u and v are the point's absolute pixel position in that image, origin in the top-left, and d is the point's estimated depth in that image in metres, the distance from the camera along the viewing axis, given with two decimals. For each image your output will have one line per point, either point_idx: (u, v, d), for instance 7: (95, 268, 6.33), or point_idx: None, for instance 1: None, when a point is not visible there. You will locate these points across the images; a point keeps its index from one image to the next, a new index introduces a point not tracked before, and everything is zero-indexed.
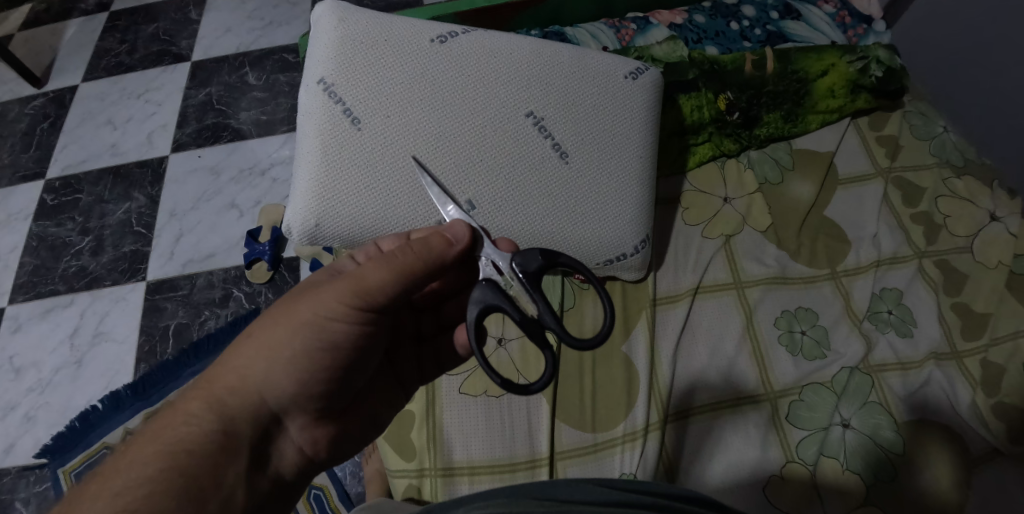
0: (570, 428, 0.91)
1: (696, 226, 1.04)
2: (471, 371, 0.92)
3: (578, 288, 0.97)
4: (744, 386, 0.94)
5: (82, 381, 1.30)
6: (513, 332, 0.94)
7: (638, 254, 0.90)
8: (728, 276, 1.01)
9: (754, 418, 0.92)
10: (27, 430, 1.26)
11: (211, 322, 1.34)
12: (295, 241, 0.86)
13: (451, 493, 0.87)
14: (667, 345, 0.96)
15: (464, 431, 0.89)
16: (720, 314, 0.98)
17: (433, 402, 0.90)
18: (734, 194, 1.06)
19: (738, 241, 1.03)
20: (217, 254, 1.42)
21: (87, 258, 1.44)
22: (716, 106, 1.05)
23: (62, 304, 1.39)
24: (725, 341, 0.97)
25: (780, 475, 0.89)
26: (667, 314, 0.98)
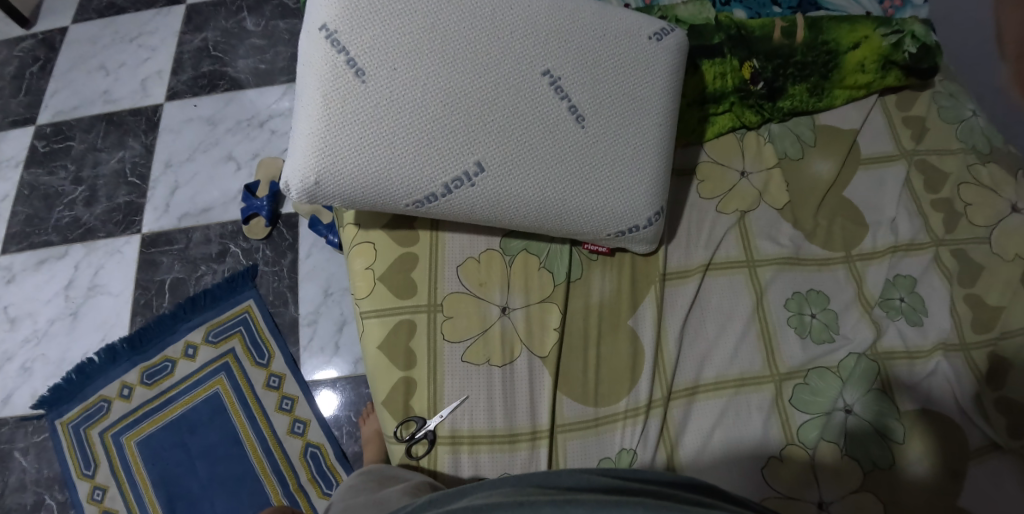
0: (572, 401, 0.88)
1: (711, 200, 1.00)
2: (474, 340, 0.87)
3: (586, 259, 0.93)
4: (750, 368, 0.92)
5: (78, 334, 1.31)
6: (519, 300, 0.89)
7: (651, 227, 0.88)
8: (740, 254, 0.98)
9: (756, 401, 0.91)
10: (24, 382, 1.28)
11: (208, 277, 1.35)
12: (294, 199, 0.82)
13: (455, 463, 0.85)
14: (674, 320, 0.93)
15: (467, 403, 0.86)
16: (732, 292, 0.95)
17: (433, 369, 0.87)
18: (752, 168, 1.03)
19: (753, 218, 1.00)
20: (214, 208, 1.42)
21: (81, 208, 1.42)
22: (740, 74, 1.02)
23: (56, 255, 1.38)
24: (734, 321, 0.94)
25: (779, 456, 0.88)
26: (676, 289, 0.95)
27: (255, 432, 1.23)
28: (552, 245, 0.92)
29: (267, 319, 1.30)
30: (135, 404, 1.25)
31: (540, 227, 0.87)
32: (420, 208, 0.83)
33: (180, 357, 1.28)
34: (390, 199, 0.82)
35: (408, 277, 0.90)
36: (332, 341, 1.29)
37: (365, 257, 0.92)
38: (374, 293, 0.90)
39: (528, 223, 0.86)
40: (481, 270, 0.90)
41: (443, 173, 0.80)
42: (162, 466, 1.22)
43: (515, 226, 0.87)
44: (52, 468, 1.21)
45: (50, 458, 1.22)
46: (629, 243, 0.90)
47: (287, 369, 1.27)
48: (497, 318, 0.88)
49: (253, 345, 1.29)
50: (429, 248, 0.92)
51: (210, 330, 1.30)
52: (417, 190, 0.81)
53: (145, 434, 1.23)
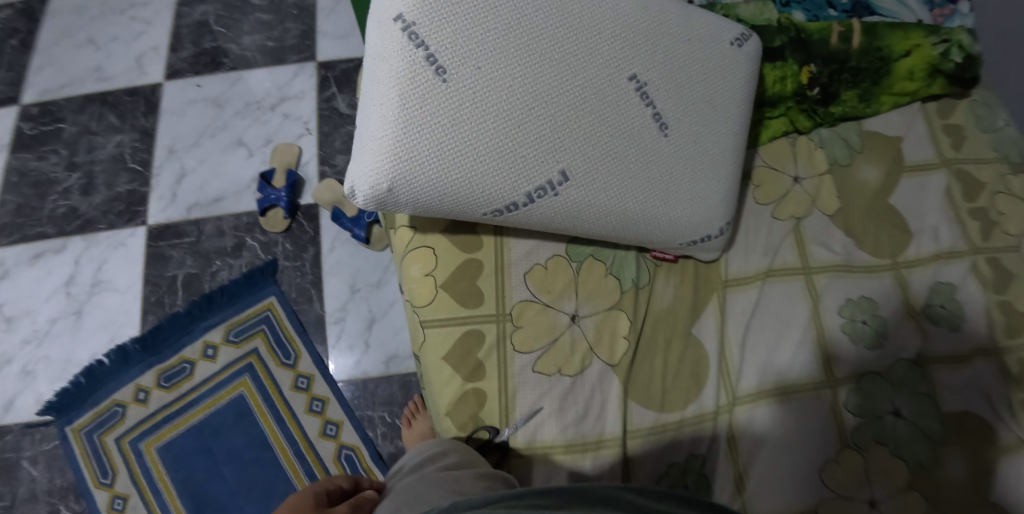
0: (639, 407, 0.88)
1: (767, 206, 1.00)
2: (545, 349, 0.85)
3: (652, 265, 0.91)
4: (806, 374, 0.90)
5: (82, 333, 1.34)
6: (588, 308, 0.87)
7: (721, 237, 0.87)
8: (796, 261, 0.96)
9: (813, 407, 0.88)
10: (27, 385, 1.31)
11: (223, 273, 1.35)
12: (357, 204, 0.77)
13: (530, 474, 0.84)
14: (736, 327, 0.93)
15: (539, 414, 0.84)
16: (788, 299, 0.94)
17: (504, 382, 0.85)
18: (805, 173, 1.02)
19: (808, 224, 0.99)
20: (225, 198, 1.41)
21: (76, 198, 1.44)
22: (797, 78, 1.02)
23: (53, 249, 1.41)
24: (790, 328, 0.92)
25: (836, 459, 0.87)
26: (737, 296, 0.94)
27: (285, 436, 1.23)
28: (617, 251, 0.90)
29: (291, 316, 1.29)
30: (152, 408, 1.26)
31: (613, 236, 0.85)
32: (495, 217, 0.80)
33: (198, 358, 1.29)
34: (464, 206, 0.77)
35: (473, 284, 0.87)
36: (361, 339, 1.28)
37: (423, 262, 0.88)
38: (436, 301, 0.87)
39: (603, 232, 0.84)
40: (548, 277, 0.87)
41: (526, 182, 0.76)
42: (183, 471, 1.23)
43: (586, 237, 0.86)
44: (65, 477, 1.23)
45: (62, 466, 1.25)
46: (696, 251, 0.90)
47: (314, 369, 1.26)
48: (566, 326, 0.86)
49: (277, 345, 1.28)
50: (494, 254, 0.88)
51: (230, 329, 1.30)
52: (498, 199, 0.77)
53: (164, 439, 1.25)
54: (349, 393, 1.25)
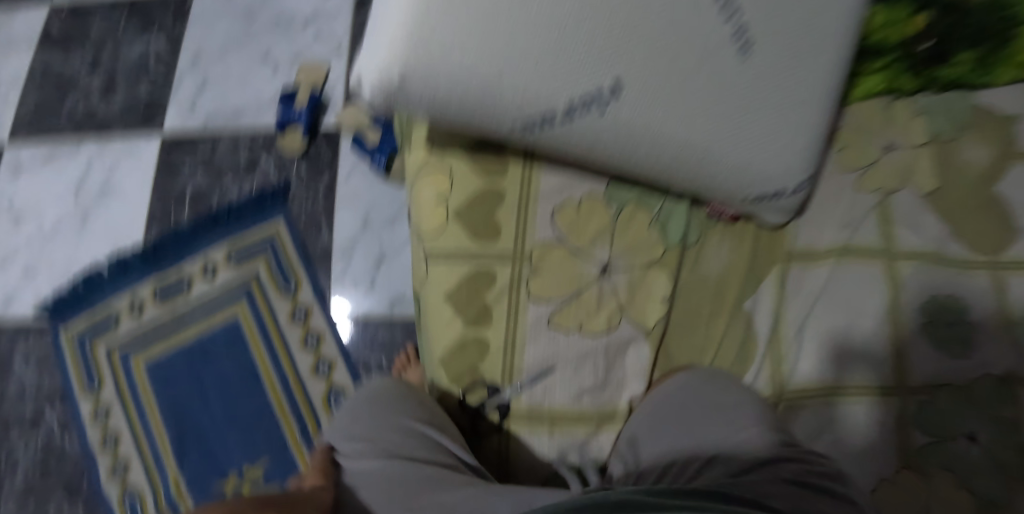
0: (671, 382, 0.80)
1: (851, 173, 0.84)
2: (564, 302, 0.73)
3: (706, 225, 0.82)
4: (875, 377, 0.74)
5: (86, 238, 1.29)
6: (622, 261, 0.74)
7: (796, 195, 0.74)
8: (880, 242, 0.79)
9: (874, 414, 0.73)
10: (28, 283, 1.27)
11: (233, 191, 1.26)
12: (364, 101, 0.63)
13: (532, 444, 0.72)
14: (796, 309, 0.79)
15: (551, 379, 0.72)
16: (863, 284, 0.77)
17: (512, 337, 0.72)
18: (900, 142, 0.83)
19: (896, 202, 0.80)
20: (245, 111, 1.32)
21: (97, 100, 1.38)
22: (914, 25, 0.83)
23: (67, 150, 1.35)
24: (861, 319, 0.76)
25: (892, 479, 0.71)
26: (803, 272, 0.80)
27: (275, 368, 1.17)
28: (666, 201, 0.76)
29: (297, 244, 1.21)
30: (145, 322, 1.21)
31: (665, 173, 0.71)
32: (526, 133, 0.67)
33: (197, 277, 1.22)
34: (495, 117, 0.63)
35: (491, 216, 0.75)
36: (367, 277, 1.18)
37: (436, 186, 0.77)
38: (445, 232, 0.75)
39: (654, 165, 0.70)
40: (580, 219, 0.74)
41: (570, 92, 0.62)
42: (168, 392, 1.18)
43: (629, 173, 0.74)
44: (53, 380, 1.20)
45: (52, 369, 1.21)
46: (760, 210, 0.77)
47: (313, 301, 1.18)
48: (594, 279, 0.73)
49: (278, 272, 1.20)
50: (519, 184, 0.76)
51: (234, 250, 1.23)
52: (531, 108, 0.63)
53: (154, 356, 1.20)
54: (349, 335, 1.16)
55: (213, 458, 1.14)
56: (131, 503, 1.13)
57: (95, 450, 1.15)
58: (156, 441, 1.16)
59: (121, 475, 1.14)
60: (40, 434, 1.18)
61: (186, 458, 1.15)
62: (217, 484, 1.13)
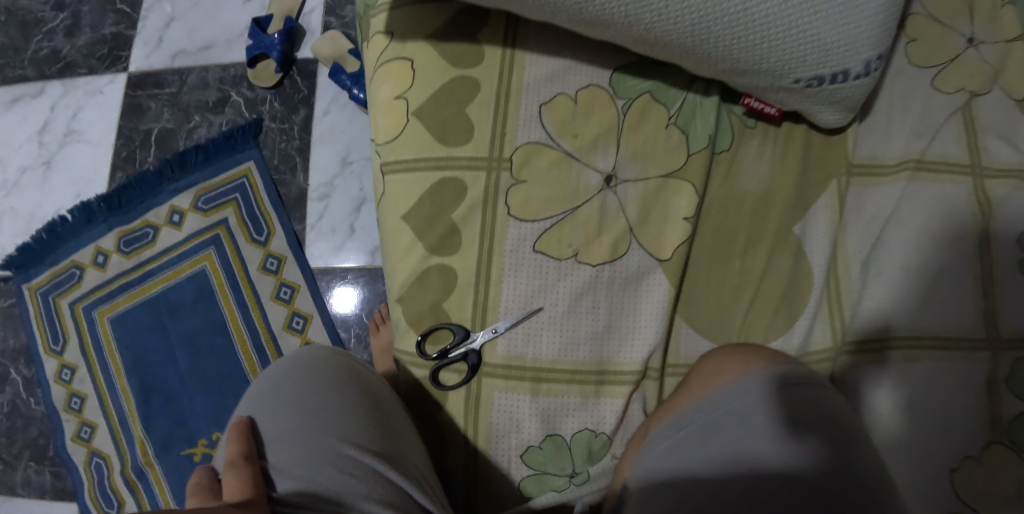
0: (693, 329, 0.63)
1: (926, 73, 0.65)
2: (556, 221, 0.58)
3: (739, 125, 0.64)
4: (960, 325, 0.57)
5: (50, 187, 1.15)
6: (630, 171, 0.59)
7: (864, 79, 0.53)
8: (961, 155, 0.62)
9: (958, 374, 0.56)
10: None
11: (202, 131, 1.11)
12: None
13: (511, 405, 0.57)
14: (858, 238, 0.63)
15: (541, 321, 0.57)
16: (943, 205, 0.60)
17: (490, 265, 0.58)
18: (983, 36, 0.66)
19: (984, 105, 0.64)
20: (215, 46, 1.14)
21: (60, 39, 1.20)
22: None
23: (30, 94, 1.19)
24: (941, 251, 0.59)
25: (979, 458, 0.54)
26: (863, 189, 0.64)
27: (246, 324, 1.04)
28: (688, 96, 0.60)
29: (269, 187, 1.06)
30: (109, 275, 1.09)
31: (689, 44, 0.51)
32: None
33: (164, 224, 1.09)
34: None
35: (460, 112, 0.60)
36: (347, 222, 1.04)
37: (395, 80, 0.62)
38: (406, 136, 0.60)
39: (676, 31, 0.49)
40: (577, 116, 0.59)
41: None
42: (135, 349, 1.08)
43: (643, 53, 0.54)
44: (18, 339, 1.13)
45: (17, 327, 1.13)
46: (815, 105, 0.57)
47: (287, 250, 1.04)
48: (598, 191, 0.58)
49: (249, 219, 1.06)
50: (498, 75, 0.60)
51: (201, 195, 1.08)
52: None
53: (119, 311, 1.09)
54: (324, 284, 1.03)
55: (182, 421, 1.06)
56: (97, 467, 1.08)
57: (60, 410, 1.09)
58: (122, 402, 1.08)
59: (87, 439, 1.09)
60: (8, 394, 1.13)
61: (152, 421, 1.07)
62: (185, 451, 1.06)
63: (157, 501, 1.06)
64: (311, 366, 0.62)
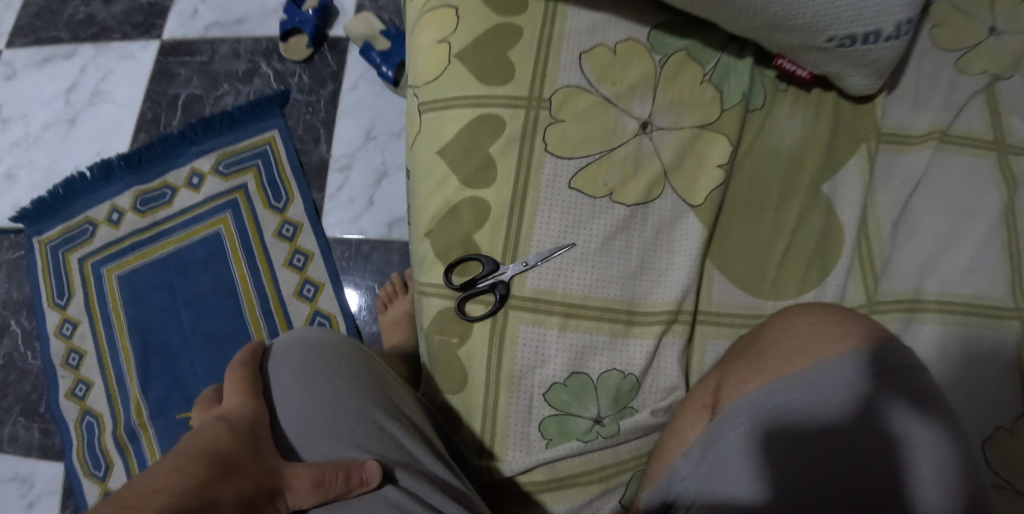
0: (726, 279, 0.62)
1: (950, 54, 0.67)
2: (591, 160, 0.59)
3: (772, 86, 0.64)
4: (992, 292, 0.61)
5: (71, 144, 1.15)
6: (666, 118, 0.60)
7: (893, 43, 0.55)
8: (988, 132, 0.65)
9: (992, 343, 0.59)
10: (7, 190, 1.15)
11: (229, 99, 1.12)
12: None
13: (537, 338, 0.58)
14: (889, 200, 0.64)
15: (573, 257, 0.58)
16: (973, 179, 0.64)
17: (522, 197, 0.59)
18: (1006, 26, 0.68)
19: (1008, 89, 0.66)
20: (249, 20, 1.16)
21: (98, 6, 1.21)
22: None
23: (62, 55, 1.20)
24: (974, 221, 0.63)
25: (1012, 429, 0.57)
26: (893, 156, 0.65)
27: (256, 287, 1.04)
28: (722, 56, 0.61)
29: (291, 155, 1.07)
30: (122, 232, 1.09)
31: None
32: None
33: (182, 186, 1.09)
34: None
35: (503, 54, 0.62)
36: (365, 195, 1.04)
37: (440, 27, 0.65)
38: (445, 75, 0.63)
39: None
40: (616, 64, 0.61)
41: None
42: (141, 307, 1.08)
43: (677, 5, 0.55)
44: (22, 291, 1.12)
45: (22, 279, 1.13)
46: (844, 68, 0.58)
47: (304, 218, 1.04)
48: (634, 135, 0.60)
49: (268, 185, 1.07)
50: (540, 21, 0.62)
51: (221, 159, 1.09)
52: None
53: (128, 268, 1.09)
54: (339, 253, 1.03)
55: (180, 383, 1.05)
56: (88, 426, 1.07)
57: (57, 365, 1.08)
58: (121, 359, 1.08)
59: (81, 396, 1.08)
60: (4, 346, 1.12)
61: (150, 382, 1.06)
62: (180, 414, 1.05)
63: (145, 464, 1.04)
64: (309, 354, 0.59)
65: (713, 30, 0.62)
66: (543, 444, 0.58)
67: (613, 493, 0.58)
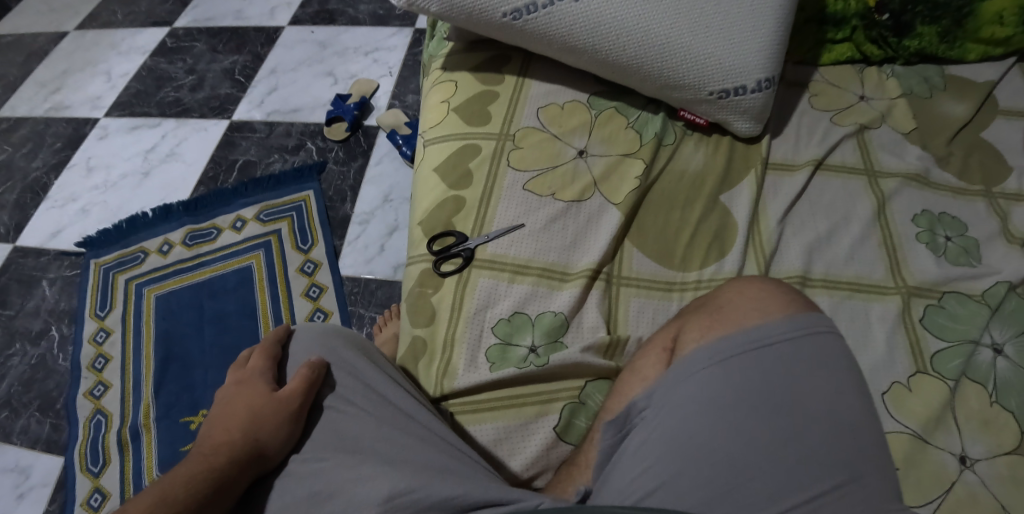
0: (643, 257, 0.81)
1: (826, 112, 0.95)
2: (542, 172, 0.86)
3: (682, 132, 0.90)
4: (869, 274, 0.82)
5: (142, 190, 1.40)
6: (598, 149, 0.88)
7: (759, 94, 0.85)
8: (858, 162, 0.90)
9: (877, 312, 0.80)
10: (79, 221, 1.38)
11: (277, 165, 1.39)
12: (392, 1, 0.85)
13: (491, 287, 0.79)
14: (777, 207, 0.85)
15: (522, 234, 0.81)
16: (847, 194, 0.87)
17: (491, 192, 0.85)
18: (873, 94, 0.97)
19: (874, 135, 0.92)
20: (302, 110, 1.47)
21: (185, 92, 1.54)
22: (864, 0, 0.97)
23: (149, 125, 1.50)
24: (851, 223, 0.85)
25: (907, 384, 0.75)
26: (781, 179, 0.89)
27: (274, 311, 1.22)
28: (643, 112, 0.91)
29: (321, 210, 1.31)
30: (169, 260, 1.30)
31: (640, 64, 0.84)
32: (518, 22, 0.83)
33: (226, 228, 1.32)
34: (488, 6, 0.83)
35: (485, 107, 0.91)
36: (379, 243, 1.27)
37: (444, 92, 0.94)
38: (447, 120, 0.91)
39: (630, 54, 0.84)
40: (563, 115, 0.90)
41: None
42: (171, 321, 1.25)
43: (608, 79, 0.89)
44: (70, 301, 1.29)
45: (72, 292, 1.30)
46: (729, 115, 0.87)
47: (324, 258, 1.26)
48: (572, 158, 0.86)
49: (299, 231, 1.29)
50: (513, 88, 0.93)
51: (263, 210, 1.33)
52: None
53: (167, 289, 1.27)
54: (350, 288, 1.23)
55: (189, 390, 1.18)
56: (96, 425, 1.16)
57: (83, 367, 1.21)
58: (141, 364, 1.21)
59: (97, 396, 1.18)
60: (40, 348, 1.25)
61: (163, 387, 1.18)
62: (184, 418, 1.15)
63: (141, 465, 1.12)
64: (321, 339, 0.79)
65: (634, 95, 0.92)
66: (489, 369, 0.75)
67: (549, 418, 0.73)
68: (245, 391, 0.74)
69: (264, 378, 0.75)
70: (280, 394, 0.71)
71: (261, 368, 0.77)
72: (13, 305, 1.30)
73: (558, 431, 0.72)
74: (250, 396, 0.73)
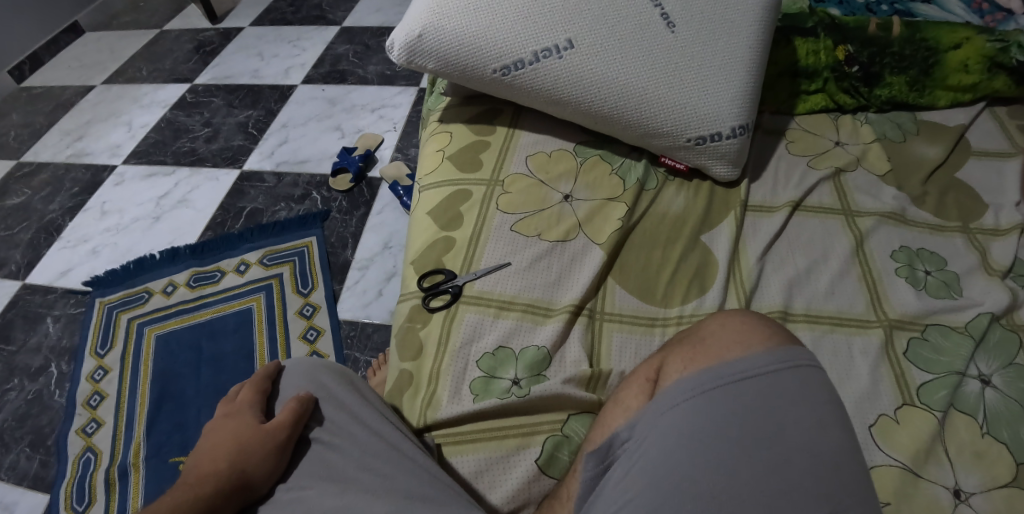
0: (626, 294, 0.84)
1: (802, 156, 0.99)
2: (528, 214, 0.90)
3: (663, 177, 0.95)
4: (850, 309, 0.84)
5: (152, 233, 1.45)
6: (583, 194, 0.92)
7: (734, 139, 0.90)
8: (836, 203, 0.93)
9: (859, 344, 0.81)
10: (89, 261, 1.42)
11: (283, 212, 1.44)
12: (394, 59, 0.94)
13: (476, 322, 0.81)
14: (756, 245, 0.89)
15: (507, 273, 0.85)
16: (826, 232, 0.90)
17: (480, 231, 0.89)
18: (847, 140, 1.01)
19: (850, 177, 0.96)
20: (309, 161, 1.53)
21: (200, 143, 1.61)
22: (834, 54, 1.05)
23: (164, 173, 1.56)
24: (831, 260, 0.88)
25: (893, 417, 0.76)
26: (760, 219, 0.92)
27: (270, 352, 1.24)
28: (626, 160, 0.96)
29: (323, 255, 1.35)
30: (171, 301, 1.33)
31: (620, 115, 0.91)
32: (506, 77, 0.92)
33: (230, 271, 1.36)
34: (480, 63, 0.91)
35: (477, 155, 0.97)
36: (377, 287, 1.30)
37: (439, 142, 1.00)
38: (441, 168, 0.97)
39: (610, 106, 0.91)
40: (550, 162, 0.95)
41: (535, 42, 0.89)
42: (169, 360, 1.26)
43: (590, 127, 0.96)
44: (71, 339, 1.31)
45: (75, 330, 1.33)
46: (708, 160, 0.92)
47: (323, 302, 1.29)
48: (558, 202, 0.91)
49: (300, 275, 1.33)
50: (504, 138, 0.99)
51: (267, 254, 1.37)
52: (508, 54, 0.90)
53: (167, 328, 1.30)
54: (347, 331, 1.25)
55: (182, 428, 1.18)
56: (85, 462, 1.16)
57: (78, 403, 1.22)
58: (136, 401, 1.22)
59: (90, 433, 1.19)
60: (37, 384, 1.27)
61: (155, 425, 1.19)
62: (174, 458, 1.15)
63: (127, 503, 1.11)
64: (307, 369, 0.80)
65: (617, 145, 0.98)
66: (471, 401, 0.76)
67: (529, 451, 0.74)
68: (234, 422, 0.75)
69: (253, 411, 0.77)
70: (268, 426, 0.72)
71: (251, 400, 0.78)
72: (16, 340, 1.32)
73: (540, 464, 0.73)
74: (237, 427, 0.74)
